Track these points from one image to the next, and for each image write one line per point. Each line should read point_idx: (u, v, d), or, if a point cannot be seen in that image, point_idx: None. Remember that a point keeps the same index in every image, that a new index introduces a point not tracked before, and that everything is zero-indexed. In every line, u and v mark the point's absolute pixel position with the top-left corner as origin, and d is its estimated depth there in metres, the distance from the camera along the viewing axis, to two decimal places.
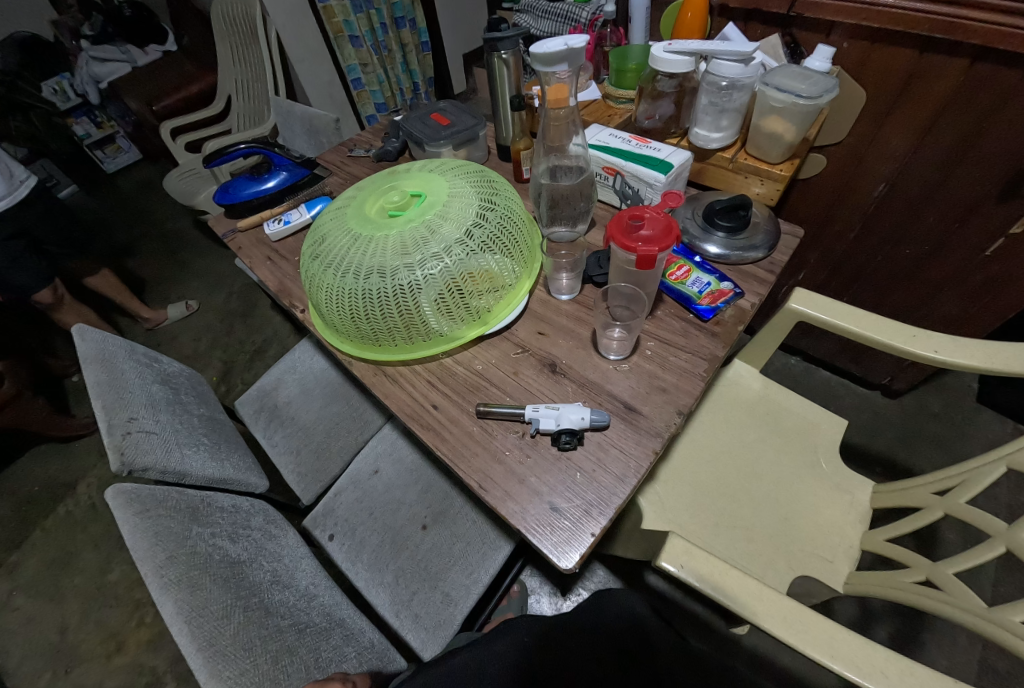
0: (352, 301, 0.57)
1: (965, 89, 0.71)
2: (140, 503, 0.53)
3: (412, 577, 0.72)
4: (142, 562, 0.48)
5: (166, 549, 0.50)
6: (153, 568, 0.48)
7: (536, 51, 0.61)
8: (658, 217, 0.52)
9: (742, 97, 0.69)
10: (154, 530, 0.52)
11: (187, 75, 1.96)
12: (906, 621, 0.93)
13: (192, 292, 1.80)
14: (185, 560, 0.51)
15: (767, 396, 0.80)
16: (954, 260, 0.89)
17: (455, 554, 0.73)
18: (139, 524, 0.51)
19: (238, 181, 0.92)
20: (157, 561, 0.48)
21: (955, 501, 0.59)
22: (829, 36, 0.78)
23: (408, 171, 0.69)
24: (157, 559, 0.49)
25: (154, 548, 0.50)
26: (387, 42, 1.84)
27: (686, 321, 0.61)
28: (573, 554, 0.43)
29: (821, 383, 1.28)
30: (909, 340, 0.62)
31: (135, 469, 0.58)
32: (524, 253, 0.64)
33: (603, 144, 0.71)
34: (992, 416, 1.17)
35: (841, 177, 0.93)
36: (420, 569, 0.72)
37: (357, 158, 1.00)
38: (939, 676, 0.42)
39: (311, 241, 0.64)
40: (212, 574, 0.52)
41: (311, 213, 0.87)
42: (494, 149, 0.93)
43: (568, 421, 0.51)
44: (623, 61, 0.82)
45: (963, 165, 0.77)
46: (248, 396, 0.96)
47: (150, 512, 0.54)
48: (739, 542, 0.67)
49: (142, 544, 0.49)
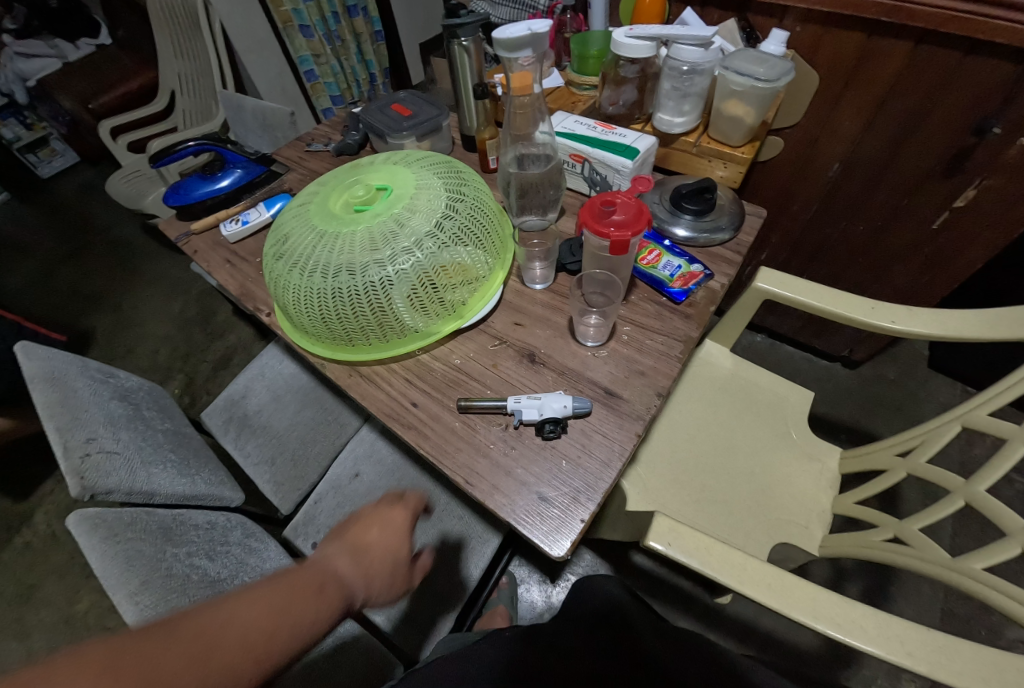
0: (322, 301, 0.55)
1: (910, 69, 0.75)
2: (107, 529, 0.50)
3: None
4: (115, 591, 0.45)
5: (139, 573, 0.48)
6: (126, 595, 0.45)
7: (498, 36, 0.59)
8: (629, 202, 0.52)
9: (703, 81, 0.70)
10: (124, 555, 0.49)
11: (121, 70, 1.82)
12: (874, 577, 0.99)
13: (146, 302, 1.70)
14: (161, 585, 0.49)
15: (739, 373, 0.83)
16: (905, 233, 0.94)
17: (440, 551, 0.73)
18: (108, 551, 0.48)
19: (188, 181, 0.86)
20: (132, 587, 0.46)
21: (917, 461, 0.63)
22: (782, 20, 0.81)
23: (372, 164, 0.66)
24: (131, 585, 0.46)
25: (127, 575, 0.47)
26: (340, 31, 1.79)
27: (659, 305, 0.61)
28: (564, 541, 0.44)
29: (786, 358, 1.34)
30: (870, 313, 0.65)
31: (98, 493, 0.55)
32: (496, 245, 0.63)
33: (570, 131, 0.71)
34: (942, 380, 1.25)
35: (797, 158, 0.96)
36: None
37: (316, 153, 0.96)
38: (911, 625, 0.44)
39: (273, 240, 0.62)
40: (192, 596, 0.50)
41: (271, 212, 0.83)
42: (458, 140, 0.91)
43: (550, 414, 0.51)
44: (584, 48, 0.82)
45: (911, 142, 0.81)
46: (215, 407, 0.92)
47: (118, 536, 0.51)
48: (720, 517, 0.70)
49: (115, 571, 0.46)
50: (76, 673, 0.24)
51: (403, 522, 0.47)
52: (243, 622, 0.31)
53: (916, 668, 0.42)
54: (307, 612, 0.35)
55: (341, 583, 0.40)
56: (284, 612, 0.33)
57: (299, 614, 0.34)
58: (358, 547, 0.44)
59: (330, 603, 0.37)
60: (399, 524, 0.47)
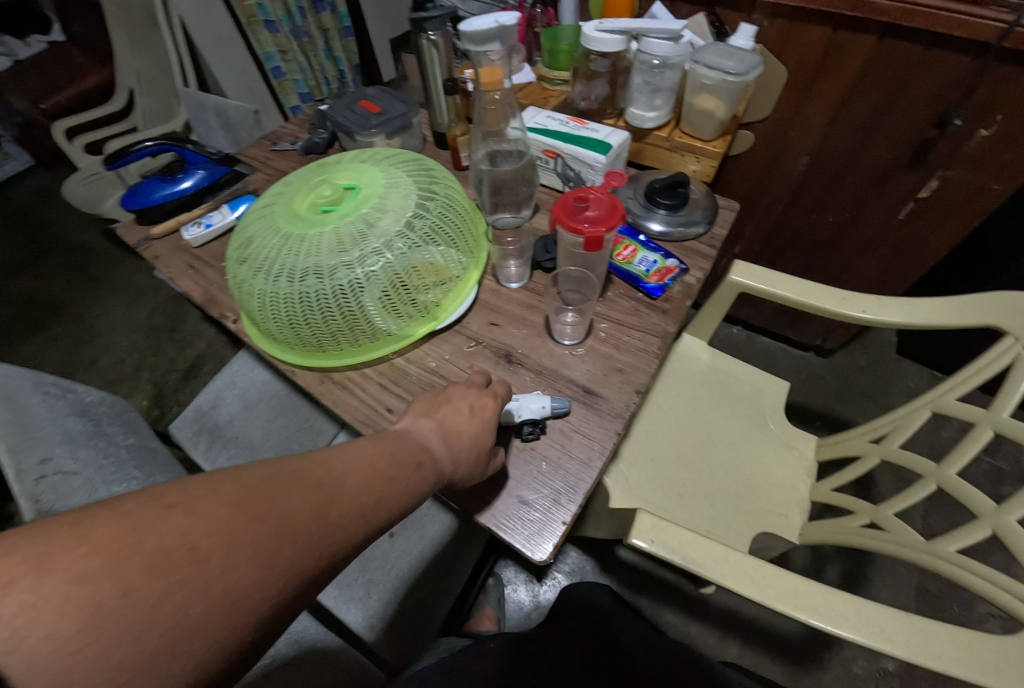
0: (289, 306, 0.53)
1: (874, 63, 0.76)
2: None
3: (383, 587, 0.69)
4: None
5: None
6: None
7: (464, 29, 0.58)
8: (602, 198, 0.51)
9: (673, 75, 0.70)
10: None
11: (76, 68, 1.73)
12: (852, 560, 1.01)
13: (110, 310, 1.63)
14: None
15: (716, 365, 0.83)
16: (872, 224, 0.96)
17: (425, 556, 0.72)
18: None
19: (147, 184, 0.82)
20: None
21: (889, 447, 0.64)
22: (751, 15, 0.81)
23: (338, 163, 0.64)
24: None
25: None
26: (307, 27, 1.76)
27: (636, 301, 0.61)
28: (545, 545, 0.43)
29: (763, 349, 1.36)
30: (841, 303, 0.66)
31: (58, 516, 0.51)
32: (469, 243, 0.62)
33: (542, 126, 0.70)
34: (910, 365, 1.29)
35: (767, 152, 0.97)
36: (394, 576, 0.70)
37: (282, 152, 0.93)
38: (890, 610, 0.45)
39: (236, 244, 0.59)
40: None
41: (236, 215, 0.80)
42: (430, 137, 0.89)
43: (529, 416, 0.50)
44: (555, 42, 0.81)
45: (877, 134, 0.83)
46: (184, 419, 0.88)
47: None
48: (703, 509, 0.70)
49: None
50: (220, 496, 0.26)
51: (493, 408, 0.46)
52: (353, 483, 0.32)
53: (896, 653, 0.43)
54: (407, 482, 0.35)
55: (435, 459, 0.39)
56: (388, 480, 0.34)
57: (401, 484, 0.35)
58: (451, 427, 0.42)
59: (423, 478, 0.37)
60: (488, 412, 0.45)
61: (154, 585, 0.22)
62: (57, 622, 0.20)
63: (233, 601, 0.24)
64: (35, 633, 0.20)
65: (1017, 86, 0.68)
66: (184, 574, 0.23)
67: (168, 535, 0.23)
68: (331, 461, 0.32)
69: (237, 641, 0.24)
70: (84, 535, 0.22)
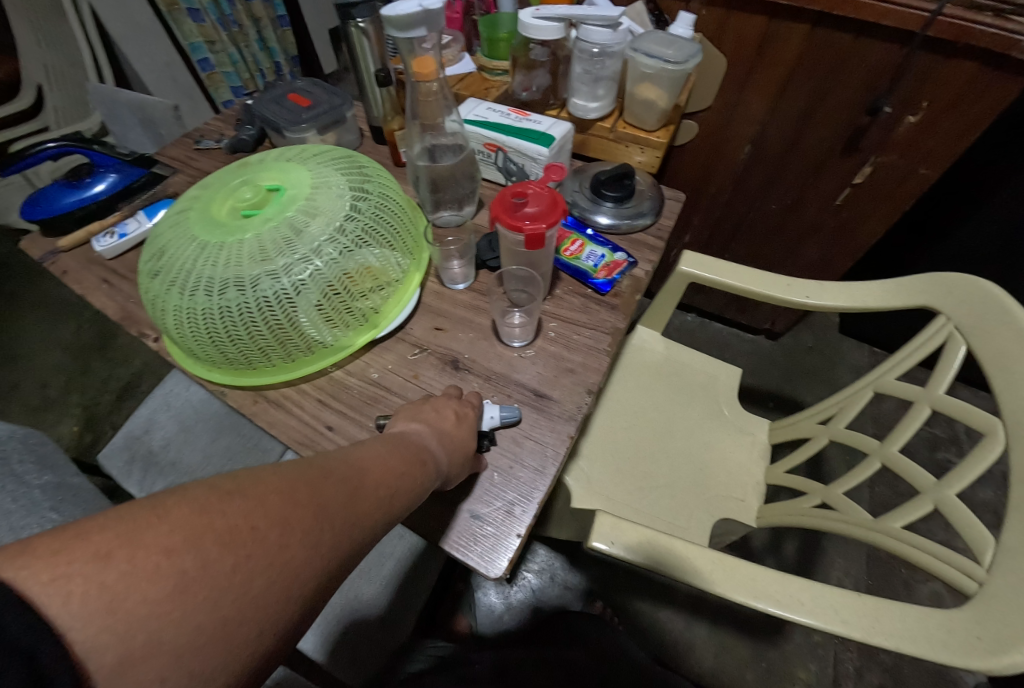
0: (209, 322, 0.48)
1: (809, 52, 0.78)
2: None
3: (341, 610, 0.68)
4: None
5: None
6: None
7: (388, 14, 0.54)
8: (542, 192, 0.49)
9: (614, 64, 0.69)
10: None
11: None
12: (808, 535, 1.05)
13: (29, 330, 1.48)
14: None
15: (671, 356, 0.84)
16: (813, 210, 0.99)
17: (388, 576, 0.71)
18: None
19: (50, 189, 0.73)
20: None
21: (837, 427, 0.66)
22: (689, 4, 0.81)
23: (261, 162, 0.59)
24: None
25: None
26: (236, 16, 1.64)
27: (585, 297, 0.60)
28: (500, 561, 0.41)
29: (717, 335, 1.39)
30: (786, 290, 0.67)
31: None
32: (409, 245, 0.59)
33: (481, 119, 0.67)
34: (853, 343, 1.35)
35: (712, 142, 0.98)
36: (357, 601, 0.69)
37: (207, 151, 0.86)
38: (844, 592, 0.46)
39: (147, 255, 0.53)
40: None
41: (154, 221, 0.73)
42: (367, 132, 0.84)
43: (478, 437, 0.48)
44: (493, 30, 0.78)
45: (814, 123, 0.85)
46: (113, 447, 0.81)
47: None
48: (663, 501, 0.70)
49: None
50: (271, 481, 0.25)
51: (471, 419, 0.45)
52: (378, 474, 0.31)
53: (851, 634, 0.43)
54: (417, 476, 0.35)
55: (435, 456, 0.38)
56: (404, 474, 0.34)
57: (412, 476, 0.34)
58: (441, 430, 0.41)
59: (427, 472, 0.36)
60: (469, 413, 0.45)
61: (227, 561, 0.21)
62: (148, 591, 0.19)
63: (293, 579, 0.23)
64: (131, 600, 0.18)
65: (940, 74, 0.71)
66: (251, 554, 0.22)
67: (236, 514, 0.22)
68: (352, 454, 0.32)
69: (285, 630, 0.23)
70: (162, 513, 0.20)
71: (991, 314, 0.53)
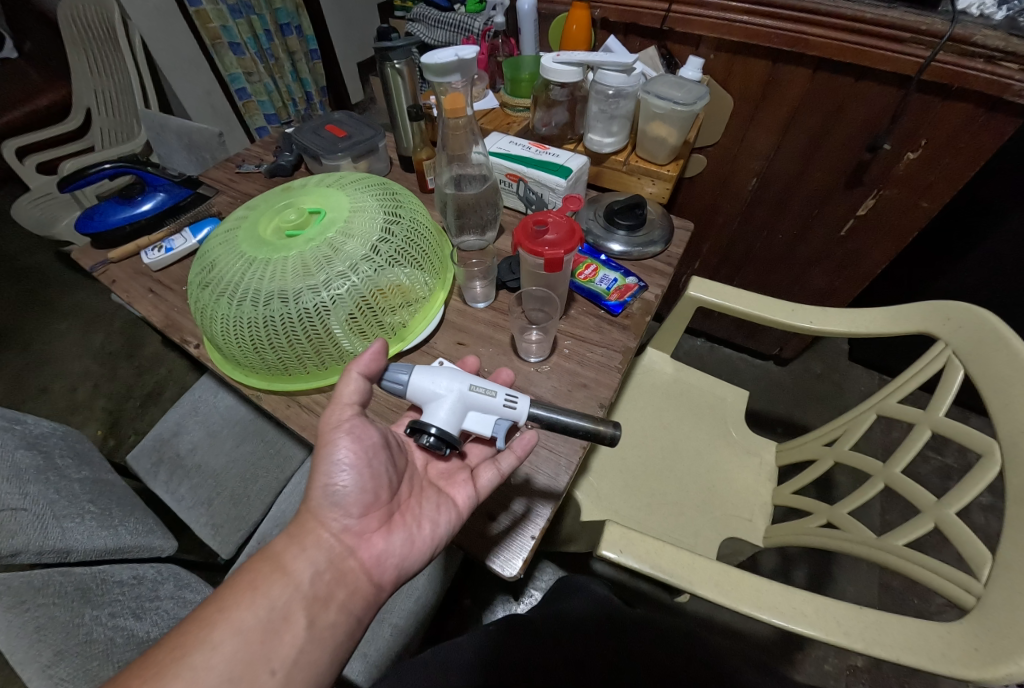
0: (252, 330, 0.53)
1: (810, 93, 0.83)
2: (12, 597, 0.44)
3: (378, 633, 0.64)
4: (23, 664, 0.39)
5: (53, 644, 0.42)
6: (38, 669, 0.39)
7: (427, 61, 0.60)
8: (561, 221, 0.54)
9: (627, 104, 0.74)
10: (35, 624, 0.43)
11: (18, 73, 1.55)
12: (818, 561, 1.05)
13: (62, 336, 1.55)
14: (80, 653, 0.43)
15: (680, 377, 0.87)
16: (819, 240, 1.03)
17: (425, 596, 0.66)
18: (14, 621, 0.41)
19: (104, 205, 0.79)
20: (44, 661, 0.40)
21: (841, 449, 0.68)
22: (698, 48, 0.87)
23: (304, 187, 0.64)
24: (44, 657, 0.40)
25: (38, 647, 0.41)
26: (273, 50, 1.77)
27: (598, 317, 0.63)
28: (516, 561, 0.45)
29: (725, 359, 1.42)
30: (790, 314, 0.70)
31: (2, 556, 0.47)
32: (434, 264, 0.63)
33: (504, 151, 0.72)
34: (862, 370, 1.36)
35: (720, 174, 1.03)
36: (396, 630, 0.64)
37: (247, 174, 0.92)
38: (847, 606, 0.47)
39: (198, 268, 0.58)
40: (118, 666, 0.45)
41: (198, 238, 0.79)
42: (396, 160, 0.90)
43: (361, 393, 0.45)
44: (516, 72, 0.84)
45: (817, 158, 0.90)
46: (142, 449, 0.85)
47: (27, 604, 0.44)
48: (671, 518, 0.72)
49: (22, 640, 0.41)
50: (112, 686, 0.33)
51: (325, 439, 0.43)
52: (218, 679, 0.34)
53: (853, 645, 0.45)
54: (284, 645, 0.37)
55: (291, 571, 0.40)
56: (258, 655, 0.36)
57: (274, 656, 0.37)
58: (319, 528, 0.42)
59: (307, 613, 0.39)
60: (321, 452, 0.43)
61: None
62: None
63: None
64: None
65: (937, 115, 0.75)
66: None
67: None
68: (199, 644, 0.35)
69: None
70: None
71: (985, 342, 0.55)
